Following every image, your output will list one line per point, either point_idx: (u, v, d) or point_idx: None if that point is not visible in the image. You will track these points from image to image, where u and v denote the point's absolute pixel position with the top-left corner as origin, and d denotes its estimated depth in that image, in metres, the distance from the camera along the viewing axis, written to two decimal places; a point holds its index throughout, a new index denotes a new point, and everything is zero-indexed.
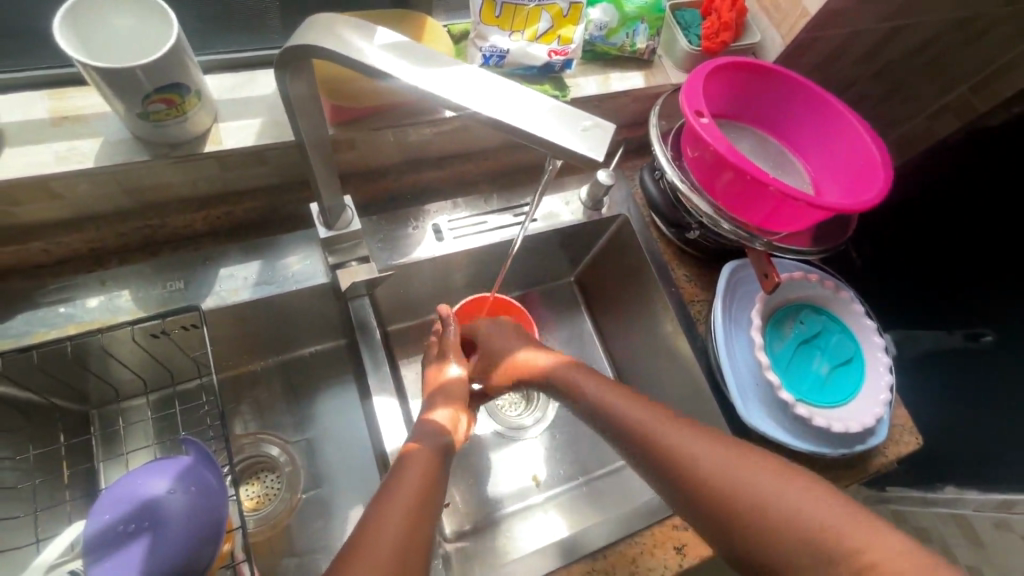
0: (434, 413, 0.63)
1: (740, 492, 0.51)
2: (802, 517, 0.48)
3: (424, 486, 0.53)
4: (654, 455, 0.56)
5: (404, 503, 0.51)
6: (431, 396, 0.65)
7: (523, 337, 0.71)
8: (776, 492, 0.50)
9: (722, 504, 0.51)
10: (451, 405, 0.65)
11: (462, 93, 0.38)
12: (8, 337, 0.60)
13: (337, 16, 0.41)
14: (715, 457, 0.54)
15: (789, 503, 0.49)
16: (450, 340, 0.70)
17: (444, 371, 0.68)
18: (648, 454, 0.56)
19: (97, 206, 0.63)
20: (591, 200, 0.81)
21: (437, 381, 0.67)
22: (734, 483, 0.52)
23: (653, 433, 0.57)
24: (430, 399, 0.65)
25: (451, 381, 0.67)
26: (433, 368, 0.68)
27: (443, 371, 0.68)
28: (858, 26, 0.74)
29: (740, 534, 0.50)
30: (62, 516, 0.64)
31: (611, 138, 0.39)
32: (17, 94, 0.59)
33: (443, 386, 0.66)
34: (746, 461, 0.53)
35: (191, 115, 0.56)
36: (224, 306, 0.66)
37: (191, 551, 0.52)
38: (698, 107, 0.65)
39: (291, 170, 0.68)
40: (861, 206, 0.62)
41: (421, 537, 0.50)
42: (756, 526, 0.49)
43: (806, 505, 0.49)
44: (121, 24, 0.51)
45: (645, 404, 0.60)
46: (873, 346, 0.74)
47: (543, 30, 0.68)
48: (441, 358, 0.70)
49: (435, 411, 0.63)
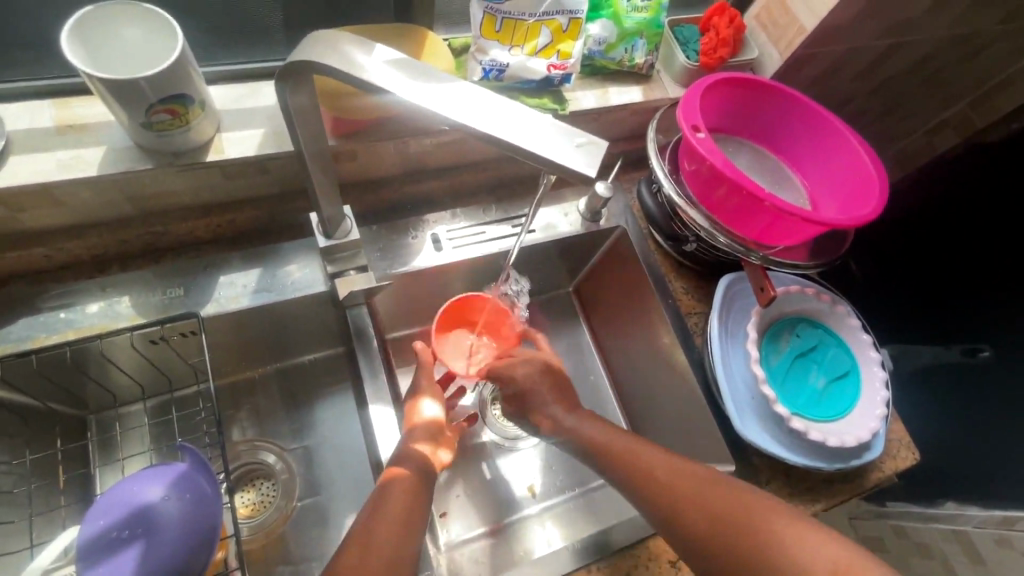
0: (418, 447, 0.62)
1: (721, 511, 0.54)
2: (773, 534, 0.51)
3: (412, 508, 0.55)
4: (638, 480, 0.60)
5: (390, 518, 0.53)
6: (412, 430, 0.64)
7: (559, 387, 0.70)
8: (752, 510, 0.53)
9: (681, 514, 0.56)
10: (432, 440, 0.65)
11: (457, 110, 0.39)
12: (9, 342, 0.60)
13: (339, 32, 0.42)
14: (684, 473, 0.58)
15: (766, 526, 0.52)
16: (425, 385, 0.69)
17: (420, 409, 0.67)
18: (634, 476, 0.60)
19: (100, 214, 0.64)
20: (589, 212, 0.82)
21: (418, 419, 0.66)
22: (692, 494, 0.56)
23: (638, 455, 0.62)
24: (409, 434, 0.64)
25: (431, 419, 0.66)
26: (411, 405, 0.67)
27: (418, 409, 0.67)
28: (853, 43, 0.75)
29: (695, 546, 0.55)
30: (57, 522, 0.64)
31: (602, 155, 0.40)
32: (22, 103, 0.59)
33: (421, 425, 0.65)
34: (724, 485, 0.56)
35: (194, 126, 0.57)
36: (224, 313, 0.67)
37: (181, 559, 0.52)
38: (694, 122, 0.66)
39: (293, 178, 0.69)
40: (857, 221, 0.62)
41: (400, 551, 0.52)
42: (727, 538, 0.53)
43: (779, 522, 0.52)
44: (128, 35, 0.51)
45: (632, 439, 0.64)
46: (870, 360, 0.74)
47: (543, 45, 0.69)
48: (416, 394, 0.68)
49: (418, 443, 0.63)
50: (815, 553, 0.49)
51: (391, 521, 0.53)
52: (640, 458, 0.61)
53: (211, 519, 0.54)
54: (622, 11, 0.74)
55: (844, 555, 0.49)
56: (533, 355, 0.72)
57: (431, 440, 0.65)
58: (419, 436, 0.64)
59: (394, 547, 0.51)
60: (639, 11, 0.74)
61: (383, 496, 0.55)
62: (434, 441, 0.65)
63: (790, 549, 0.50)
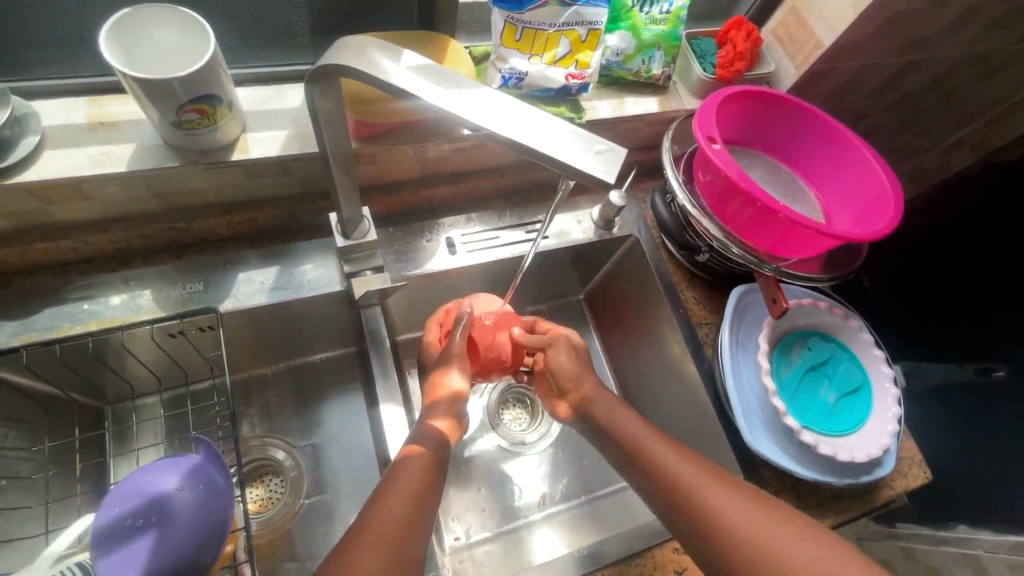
0: (434, 424, 0.60)
1: (722, 512, 0.53)
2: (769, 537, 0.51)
3: (419, 494, 0.54)
4: (651, 485, 0.58)
5: (401, 506, 0.52)
6: (434, 403, 0.62)
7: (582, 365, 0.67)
8: (753, 514, 0.53)
9: (681, 508, 0.55)
10: (452, 414, 0.62)
11: (481, 114, 0.40)
12: (34, 330, 0.62)
13: (367, 37, 0.43)
14: (703, 478, 0.56)
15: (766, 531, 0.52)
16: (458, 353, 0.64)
17: (446, 379, 0.63)
18: (649, 476, 0.58)
19: (127, 209, 0.65)
20: (602, 220, 0.83)
21: (441, 392, 0.63)
22: (712, 504, 0.54)
23: (649, 453, 0.59)
24: (430, 408, 0.62)
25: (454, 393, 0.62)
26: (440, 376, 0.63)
27: (444, 379, 0.63)
28: (870, 59, 0.76)
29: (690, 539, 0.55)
30: (72, 508, 0.65)
31: (622, 161, 0.40)
32: (58, 99, 0.61)
33: (444, 399, 0.62)
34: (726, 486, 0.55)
35: (221, 126, 0.58)
36: (242, 308, 0.68)
37: (197, 547, 0.53)
38: (710, 134, 0.66)
39: (314, 180, 0.70)
40: (872, 236, 0.62)
41: (404, 541, 0.51)
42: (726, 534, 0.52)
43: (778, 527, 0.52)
44: (162, 36, 0.53)
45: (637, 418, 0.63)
46: (882, 376, 0.73)
47: (562, 54, 0.71)
48: (444, 362, 0.64)
49: (436, 419, 0.61)
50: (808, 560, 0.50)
51: (400, 509, 0.52)
52: (642, 446, 0.60)
53: (225, 512, 0.56)
54: (641, 23, 0.74)
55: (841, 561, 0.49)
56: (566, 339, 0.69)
57: (451, 414, 0.62)
58: (438, 411, 0.61)
59: (403, 533, 0.51)
60: (658, 23, 0.75)
61: (387, 483, 0.54)
62: (454, 416, 0.63)
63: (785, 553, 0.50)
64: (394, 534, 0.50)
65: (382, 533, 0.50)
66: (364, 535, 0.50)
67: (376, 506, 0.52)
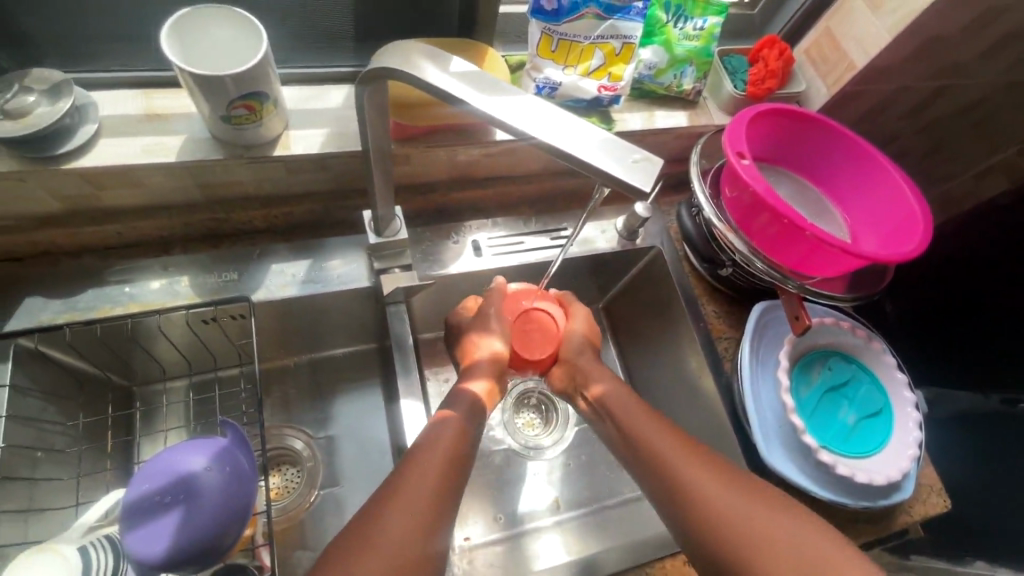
0: (471, 386, 0.64)
1: (726, 512, 0.53)
2: (772, 533, 0.52)
3: (445, 471, 0.55)
4: (689, 525, 0.54)
5: (424, 487, 0.53)
6: (471, 366, 0.66)
7: (596, 361, 0.71)
8: (757, 514, 0.53)
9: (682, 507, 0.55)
10: (490, 377, 0.66)
11: (524, 121, 0.41)
12: (78, 309, 0.65)
13: (417, 43, 0.44)
14: (745, 519, 0.53)
15: (768, 530, 0.52)
16: (495, 325, 0.68)
17: (482, 344, 0.67)
18: (673, 506, 0.56)
19: (170, 198, 0.68)
20: (626, 231, 0.84)
21: (477, 357, 0.67)
22: (758, 556, 0.51)
23: (674, 475, 0.57)
24: (468, 370, 0.66)
25: (490, 356, 0.66)
26: (477, 340, 0.68)
27: (481, 344, 0.67)
28: (903, 82, 0.76)
29: (692, 540, 0.54)
30: (101, 483, 0.68)
31: (659, 169, 0.41)
32: (115, 92, 0.64)
33: (482, 362, 0.66)
34: (730, 485, 0.56)
35: (266, 122, 0.61)
36: (273, 299, 0.70)
37: (222, 526, 0.55)
38: (739, 149, 0.67)
39: (349, 178, 0.72)
40: (898, 257, 0.62)
41: (425, 525, 0.51)
42: (728, 534, 0.52)
43: (782, 524, 0.52)
44: (217, 34, 0.56)
45: (644, 412, 0.63)
46: (904, 400, 0.73)
47: (596, 67, 0.73)
48: (480, 331, 0.68)
49: (473, 382, 0.64)
50: (811, 552, 0.50)
51: (424, 491, 0.53)
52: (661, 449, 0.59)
53: (250, 499, 0.57)
54: (675, 38, 0.76)
55: (844, 554, 0.50)
56: (579, 327, 0.72)
57: (489, 376, 0.66)
58: (477, 374, 0.65)
59: (426, 515, 0.51)
60: (691, 39, 0.76)
61: (413, 461, 0.55)
62: (492, 378, 0.66)
63: (789, 548, 0.51)
64: (417, 514, 0.51)
65: (403, 515, 0.51)
66: (386, 516, 0.50)
67: (402, 485, 0.53)
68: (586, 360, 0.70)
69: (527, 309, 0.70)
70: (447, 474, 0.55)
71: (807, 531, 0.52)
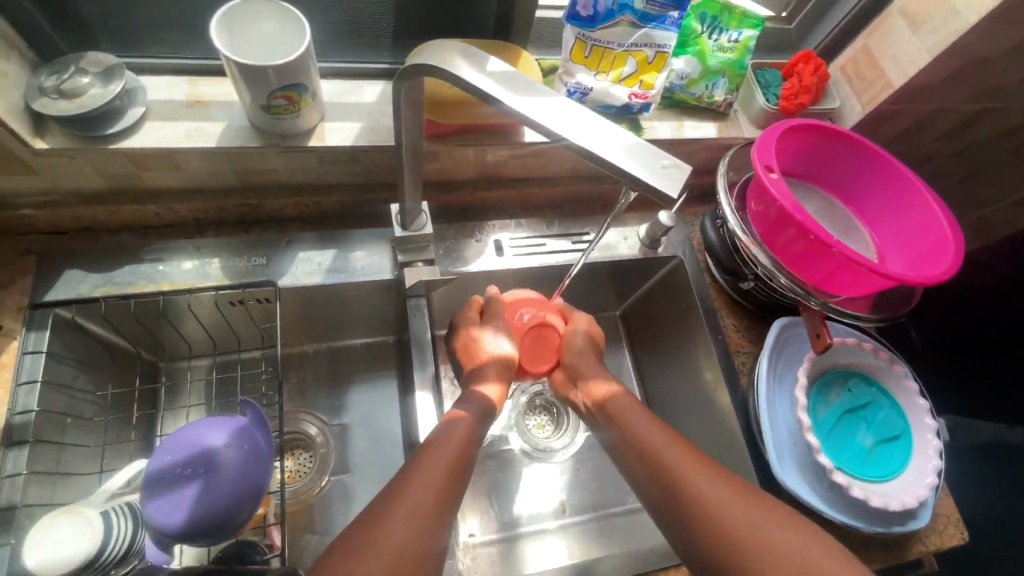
0: (482, 390, 0.65)
1: (734, 524, 0.53)
2: (779, 548, 0.51)
3: (454, 462, 0.56)
4: (698, 539, 0.54)
5: (435, 478, 0.54)
6: (478, 370, 0.67)
7: (598, 362, 0.70)
8: (765, 528, 0.53)
9: (688, 515, 0.55)
10: (499, 379, 0.67)
11: (556, 122, 0.42)
12: (114, 284, 0.67)
13: (455, 42, 0.45)
14: (753, 533, 0.52)
15: (776, 544, 0.51)
16: (497, 327, 0.69)
17: (486, 348, 0.68)
18: (679, 515, 0.56)
19: (207, 181, 0.70)
20: (649, 239, 0.84)
21: (482, 360, 0.67)
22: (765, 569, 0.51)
23: (685, 482, 0.56)
24: (477, 373, 0.66)
25: (496, 359, 0.67)
26: (480, 343, 0.68)
27: (486, 348, 0.68)
28: (941, 104, 0.75)
29: (697, 551, 0.54)
30: (125, 453, 0.70)
31: (688, 175, 0.41)
32: (163, 77, 0.67)
33: (489, 364, 0.67)
34: (739, 498, 0.55)
35: (303, 113, 0.63)
36: (298, 286, 0.72)
37: (238, 500, 0.57)
38: (768, 163, 0.66)
39: (380, 172, 0.74)
40: (926, 280, 0.61)
41: (432, 513, 0.52)
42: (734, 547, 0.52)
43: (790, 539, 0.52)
44: (262, 25, 0.58)
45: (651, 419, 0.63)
46: (924, 427, 0.71)
47: (628, 74, 0.73)
48: (483, 334, 0.69)
49: (483, 386, 0.65)
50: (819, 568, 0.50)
51: (433, 481, 0.54)
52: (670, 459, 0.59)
53: (259, 483, 0.59)
54: (709, 49, 0.76)
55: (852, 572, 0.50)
56: (581, 328, 0.72)
57: (498, 379, 0.67)
58: (486, 378, 0.66)
59: (432, 503, 0.52)
60: (726, 50, 0.76)
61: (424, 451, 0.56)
62: (501, 380, 0.67)
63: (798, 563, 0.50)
64: (425, 503, 0.52)
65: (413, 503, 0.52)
66: (396, 503, 0.52)
67: (412, 474, 0.55)
68: (587, 360, 0.70)
69: (524, 319, 0.70)
70: (456, 467, 0.56)
71: (824, 550, 0.51)
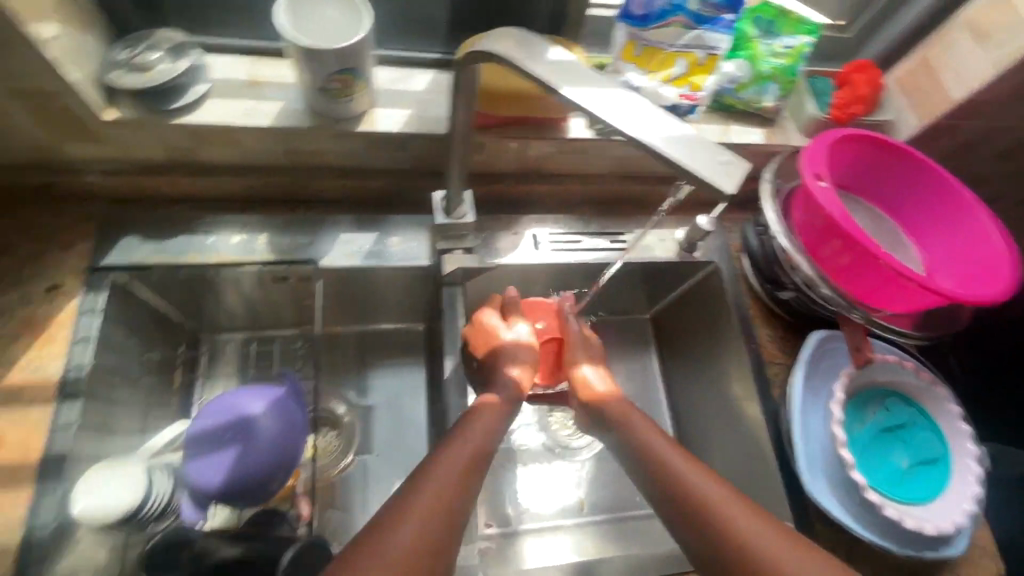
0: (511, 371, 0.67)
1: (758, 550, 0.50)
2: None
3: (482, 447, 0.57)
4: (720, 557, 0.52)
5: (463, 461, 0.54)
6: (502, 354, 0.68)
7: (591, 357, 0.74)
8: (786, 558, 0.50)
9: (709, 530, 0.53)
10: (524, 364, 0.68)
11: (612, 112, 0.42)
12: (167, 253, 0.70)
13: (515, 29, 0.46)
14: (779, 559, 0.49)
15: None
16: (513, 318, 0.72)
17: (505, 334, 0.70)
18: (700, 530, 0.53)
19: (260, 160, 0.72)
20: (686, 242, 0.83)
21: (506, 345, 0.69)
22: None
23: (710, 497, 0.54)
24: (505, 355, 0.68)
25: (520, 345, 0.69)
26: (498, 330, 0.70)
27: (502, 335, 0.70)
28: (1002, 121, 0.73)
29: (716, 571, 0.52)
30: (165, 416, 0.73)
31: (745, 171, 0.40)
32: (227, 57, 0.70)
33: (513, 347, 0.69)
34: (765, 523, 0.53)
35: (357, 97, 0.64)
36: (339, 266, 0.74)
37: (275, 466, 0.60)
38: (817, 171, 0.65)
39: (425, 160, 0.75)
40: (977, 300, 0.60)
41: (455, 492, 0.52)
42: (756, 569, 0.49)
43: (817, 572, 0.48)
44: (327, 10, 0.59)
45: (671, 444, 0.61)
46: (966, 453, 0.69)
47: (676, 74, 0.73)
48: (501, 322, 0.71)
49: (512, 368, 0.67)
50: None
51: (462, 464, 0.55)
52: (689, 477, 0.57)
53: (294, 457, 0.61)
54: (761, 54, 0.75)
55: None
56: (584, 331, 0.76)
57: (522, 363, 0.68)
58: (514, 361, 0.68)
59: (461, 485, 0.53)
60: (778, 56, 0.75)
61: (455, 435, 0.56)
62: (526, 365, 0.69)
63: None
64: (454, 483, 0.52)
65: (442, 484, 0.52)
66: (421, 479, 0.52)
67: (438, 454, 0.55)
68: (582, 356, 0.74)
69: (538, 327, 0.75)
70: (483, 447, 0.56)
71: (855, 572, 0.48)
